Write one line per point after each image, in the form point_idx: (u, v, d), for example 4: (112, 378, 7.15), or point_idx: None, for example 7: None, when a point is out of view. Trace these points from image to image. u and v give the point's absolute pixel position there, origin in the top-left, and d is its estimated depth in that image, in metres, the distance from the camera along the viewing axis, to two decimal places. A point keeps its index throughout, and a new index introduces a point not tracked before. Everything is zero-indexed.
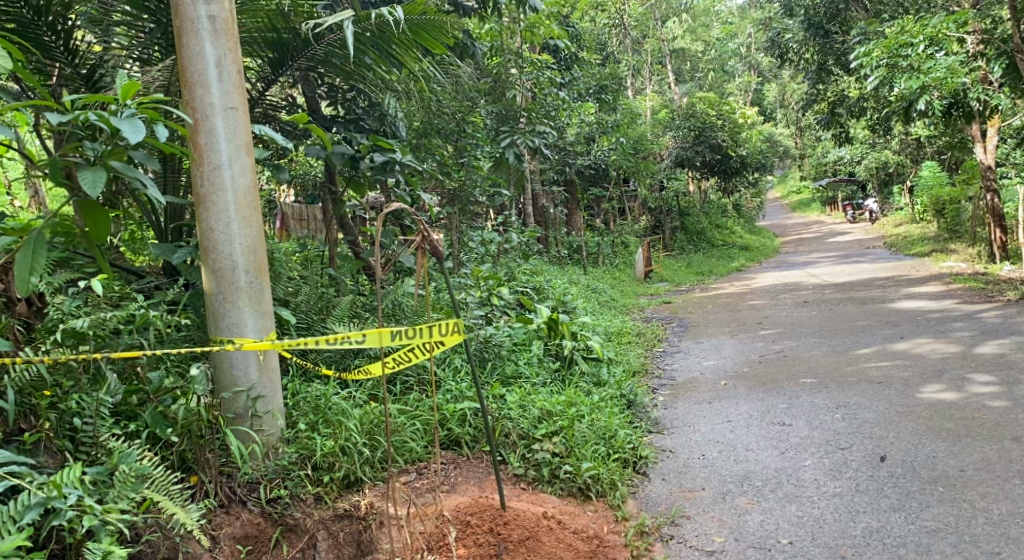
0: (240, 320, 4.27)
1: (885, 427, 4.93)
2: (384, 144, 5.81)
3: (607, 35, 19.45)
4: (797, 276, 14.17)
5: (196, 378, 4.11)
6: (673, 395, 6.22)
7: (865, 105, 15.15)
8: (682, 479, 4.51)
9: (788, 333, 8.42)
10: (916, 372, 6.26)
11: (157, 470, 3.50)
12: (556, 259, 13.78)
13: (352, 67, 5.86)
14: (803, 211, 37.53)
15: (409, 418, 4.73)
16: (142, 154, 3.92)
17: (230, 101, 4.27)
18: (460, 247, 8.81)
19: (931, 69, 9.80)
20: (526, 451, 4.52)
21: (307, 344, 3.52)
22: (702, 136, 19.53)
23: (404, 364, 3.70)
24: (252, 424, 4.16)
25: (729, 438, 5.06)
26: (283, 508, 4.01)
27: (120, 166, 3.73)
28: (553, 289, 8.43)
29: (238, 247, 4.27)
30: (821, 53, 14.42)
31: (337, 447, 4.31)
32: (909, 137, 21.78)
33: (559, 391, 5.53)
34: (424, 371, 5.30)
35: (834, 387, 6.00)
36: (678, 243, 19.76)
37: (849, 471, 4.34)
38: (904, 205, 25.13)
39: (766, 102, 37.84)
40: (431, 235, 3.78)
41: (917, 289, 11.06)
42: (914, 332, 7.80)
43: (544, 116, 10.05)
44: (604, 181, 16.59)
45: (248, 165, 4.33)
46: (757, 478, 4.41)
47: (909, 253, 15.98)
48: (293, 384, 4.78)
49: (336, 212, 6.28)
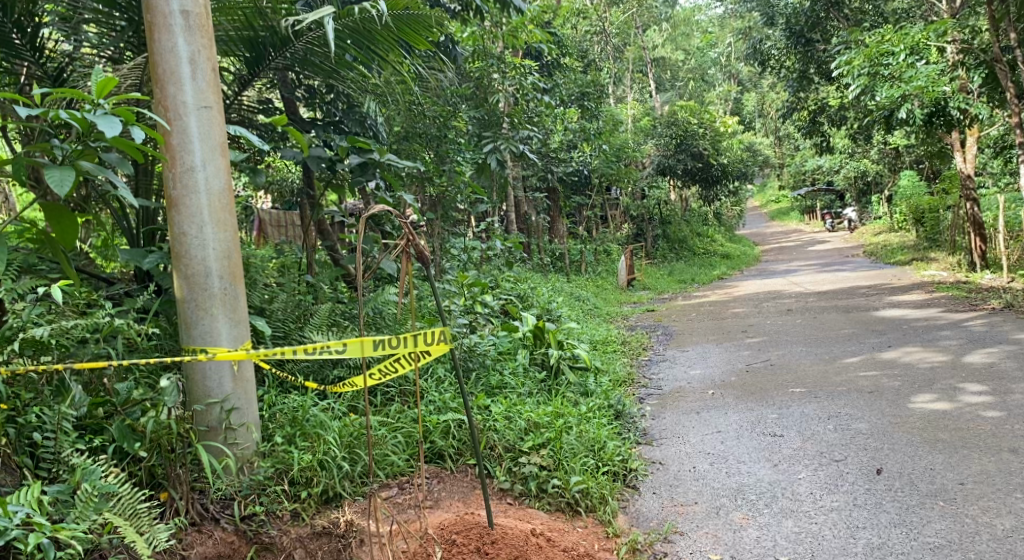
0: (214, 328, 4.08)
1: (879, 438, 4.83)
2: (363, 144, 5.61)
3: (588, 43, 19.39)
4: (779, 284, 14.12)
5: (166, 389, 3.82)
6: (661, 405, 6.09)
7: (846, 114, 15.15)
8: (674, 493, 4.37)
9: (775, 342, 8.32)
10: (906, 381, 6.16)
11: (122, 489, 3.30)
12: (539, 266, 13.65)
13: (333, 66, 5.69)
14: (782, 219, 37.68)
15: (391, 430, 4.57)
16: (115, 157, 3.72)
17: (204, 100, 4.09)
18: (442, 254, 8.65)
19: (912, 77, 9.77)
20: (512, 464, 4.37)
21: (284, 355, 3.33)
22: (684, 144, 19.51)
23: (391, 375, 3.53)
24: (226, 437, 3.98)
25: (720, 449, 4.93)
26: (258, 525, 3.84)
27: (90, 167, 3.52)
28: (538, 297, 8.28)
29: (212, 252, 4.09)
30: (802, 62, 14.40)
31: (315, 461, 4.14)
32: (887, 147, 21.89)
33: (545, 402, 5.38)
34: (406, 381, 5.14)
35: (824, 397, 5.89)
36: (660, 251, 19.69)
37: (845, 484, 4.22)
38: (882, 214, 25.23)
39: (745, 112, 38.00)
40: (418, 241, 3.62)
41: (901, 297, 11.02)
42: (901, 340, 7.72)
43: (526, 121, 9.93)
44: (586, 189, 16.50)
45: (222, 167, 4.15)
46: (751, 491, 4.27)
47: (889, 261, 15.98)
48: (270, 395, 4.61)
49: (315, 217, 6.10)
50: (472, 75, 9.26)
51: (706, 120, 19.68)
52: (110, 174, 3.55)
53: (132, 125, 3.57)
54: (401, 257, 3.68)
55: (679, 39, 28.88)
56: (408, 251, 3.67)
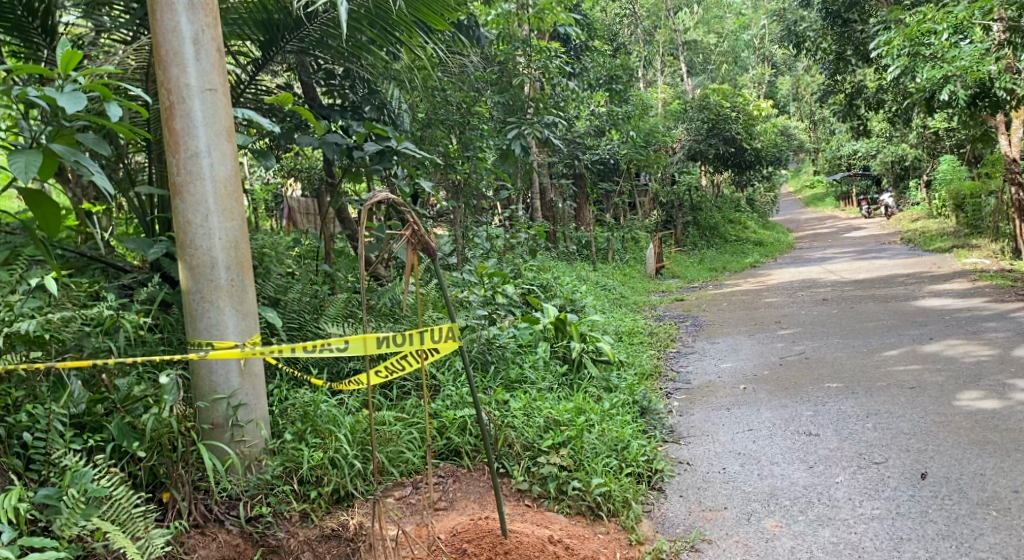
0: (220, 321, 3.91)
1: (923, 439, 4.55)
2: (381, 132, 5.41)
3: (618, 25, 19.03)
4: (813, 273, 13.74)
5: (166, 386, 3.66)
6: (689, 400, 5.85)
7: (884, 97, 14.70)
8: (702, 496, 4.13)
9: (809, 333, 8.03)
10: (950, 377, 5.85)
11: (116, 492, 3.19)
12: (564, 255, 13.39)
13: (348, 49, 5.48)
14: (817, 205, 37.03)
15: (406, 426, 4.39)
16: (94, 137, 3.48)
17: (208, 83, 3.91)
18: (464, 243, 8.43)
19: (955, 58, 9.44)
20: (530, 465, 4.17)
21: (283, 353, 3.12)
22: (716, 129, 19.06)
23: (398, 372, 3.36)
24: (232, 435, 3.81)
25: (751, 449, 4.69)
26: (265, 528, 3.67)
27: (61, 150, 3.29)
28: (562, 286, 8.06)
29: (218, 241, 3.91)
30: (840, 43, 13.94)
31: (325, 460, 3.96)
32: (928, 131, 21.29)
33: (566, 397, 5.16)
34: (422, 375, 4.94)
35: (863, 392, 5.62)
36: (690, 238, 19.35)
37: (887, 490, 3.95)
38: (920, 200, 24.60)
39: (779, 95, 37.30)
40: (421, 228, 3.31)
41: (942, 286, 10.62)
42: (943, 333, 7.39)
43: (552, 105, 9.68)
44: (615, 175, 16.20)
45: (228, 153, 3.97)
46: (785, 496, 4.02)
47: (928, 249, 15.50)
48: (281, 389, 4.42)
49: (332, 205, 5.93)
50: (496, 58, 9.02)
51: (739, 103, 19.21)
52: (84, 156, 3.33)
53: (110, 103, 3.39)
54: (404, 247, 3.37)
55: (711, 23, 28.44)
56: (413, 242, 3.36)
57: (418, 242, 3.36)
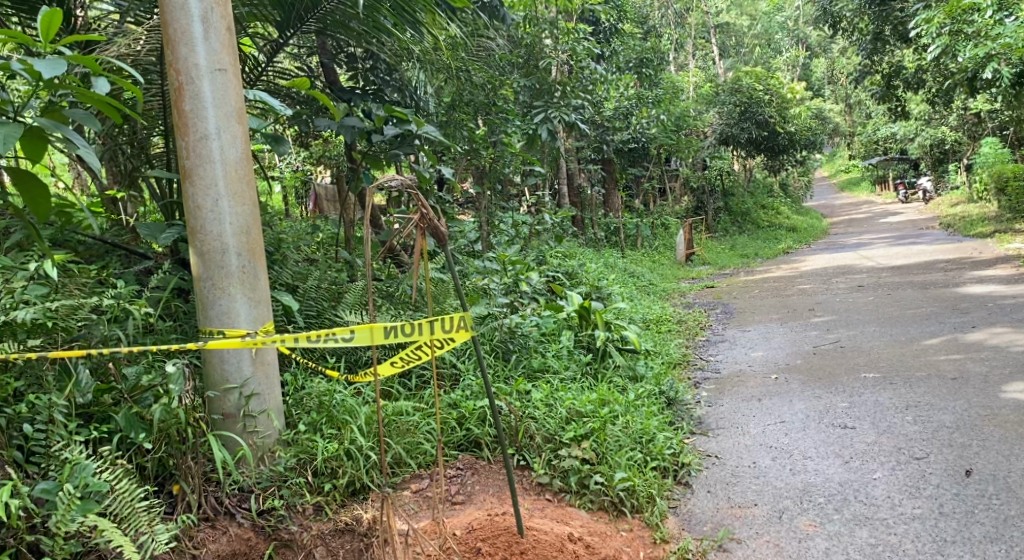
0: (231, 309, 3.79)
1: (966, 434, 4.34)
2: (400, 116, 5.22)
3: (649, 8, 18.70)
4: (849, 259, 13.43)
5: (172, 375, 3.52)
6: (718, 390, 5.68)
7: (924, 77, 14.26)
8: (730, 492, 3.96)
9: (844, 321, 7.78)
10: (994, 367, 5.62)
11: (120, 484, 3.13)
12: (592, 241, 13.21)
13: (366, 29, 5.31)
14: (852, 191, 36.40)
15: (424, 416, 4.27)
16: (82, 112, 3.37)
17: (218, 62, 3.77)
18: (489, 230, 8.31)
19: (999, 35, 9.05)
20: (552, 457, 4.03)
21: (285, 343, 2.98)
22: (748, 112, 18.66)
23: (414, 362, 3.21)
24: (244, 425, 3.71)
25: (784, 443, 4.50)
26: (278, 521, 3.56)
27: (45, 124, 3.17)
28: (588, 273, 7.92)
29: (229, 227, 3.79)
30: (878, 22, 13.52)
31: (340, 450, 3.84)
32: (969, 113, 20.71)
33: (590, 387, 5.01)
34: (442, 364, 4.80)
35: (901, 383, 5.40)
36: (721, 224, 19.04)
37: (929, 488, 3.75)
38: (960, 184, 24.00)
39: (814, 78, 36.65)
40: (429, 212, 3.14)
41: (984, 272, 10.27)
42: (987, 321, 7.11)
43: (580, 88, 9.48)
44: (645, 160, 15.96)
45: (239, 135, 3.84)
46: (819, 493, 3.84)
47: (969, 234, 15.07)
48: (297, 378, 4.30)
49: (352, 190, 5.80)
50: (522, 40, 8.82)
51: (772, 85, 18.80)
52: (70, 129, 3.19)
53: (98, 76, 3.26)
54: (414, 234, 3.20)
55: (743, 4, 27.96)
56: (424, 228, 3.19)
57: (429, 228, 3.19)
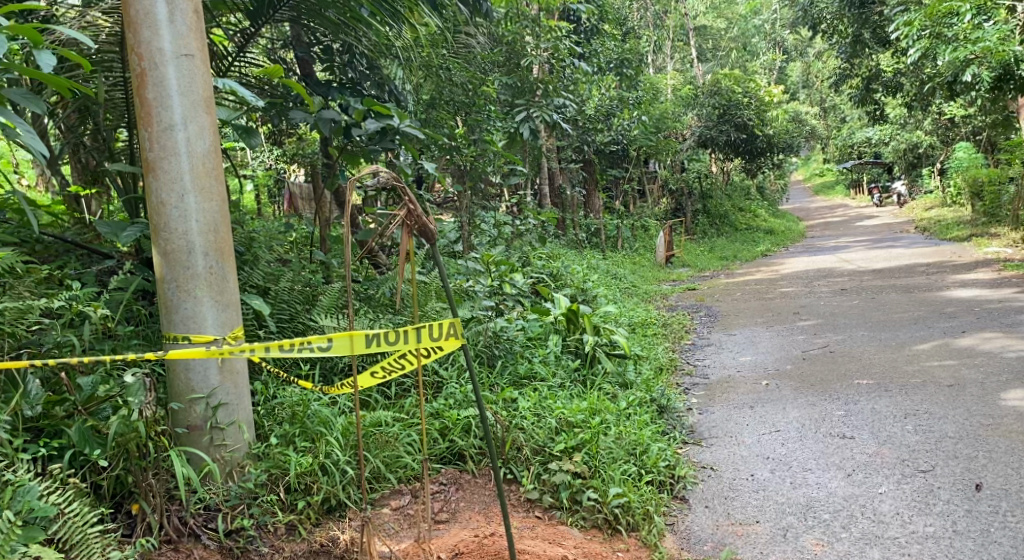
0: (198, 313, 3.52)
1: (970, 444, 4.18)
2: (381, 109, 4.94)
3: (628, 9, 18.55)
4: (828, 261, 13.35)
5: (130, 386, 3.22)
6: (708, 397, 5.48)
7: (903, 81, 14.19)
8: (730, 507, 3.76)
9: (831, 324, 7.64)
10: (989, 373, 5.47)
11: (70, 508, 2.92)
12: (573, 242, 13.00)
13: (343, 20, 5.08)
14: (827, 194, 36.55)
15: (405, 427, 4.04)
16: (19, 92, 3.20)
17: (185, 47, 3.50)
18: (470, 230, 8.07)
19: (979, 39, 8.88)
20: (541, 471, 3.83)
21: (253, 352, 2.71)
22: (727, 115, 18.57)
23: (396, 372, 2.97)
24: (211, 439, 3.44)
25: (781, 454, 4.30)
26: (246, 542, 3.30)
27: None
28: (572, 275, 7.70)
29: (196, 225, 3.52)
30: (857, 26, 13.42)
31: (315, 465, 3.58)
32: (944, 118, 20.78)
33: (579, 395, 4.79)
34: (423, 371, 4.56)
35: (897, 389, 5.23)
36: (700, 226, 18.92)
37: (939, 504, 3.58)
38: (934, 188, 24.11)
39: (789, 82, 36.78)
40: (417, 209, 2.90)
41: (967, 276, 10.18)
42: (977, 325, 6.99)
43: (561, 88, 9.30)
44: (624, 161, 15.80)
45: (207, 126, 3.57)
46: (823, 509, 3.65)
47: (945, 238, 15.06)
48: (268, 386, 4.03)
49: (328, 187, 5.54)
50: (503, 38, 8.60)
51: (750, 88, 18.68)
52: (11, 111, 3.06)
53: (42, 50, 3.15)
54: (399, 232, 2.95)
55: (721, 6, 27.88)
56: (410, 226, 2.95)
57: (416, 227, 2.95)
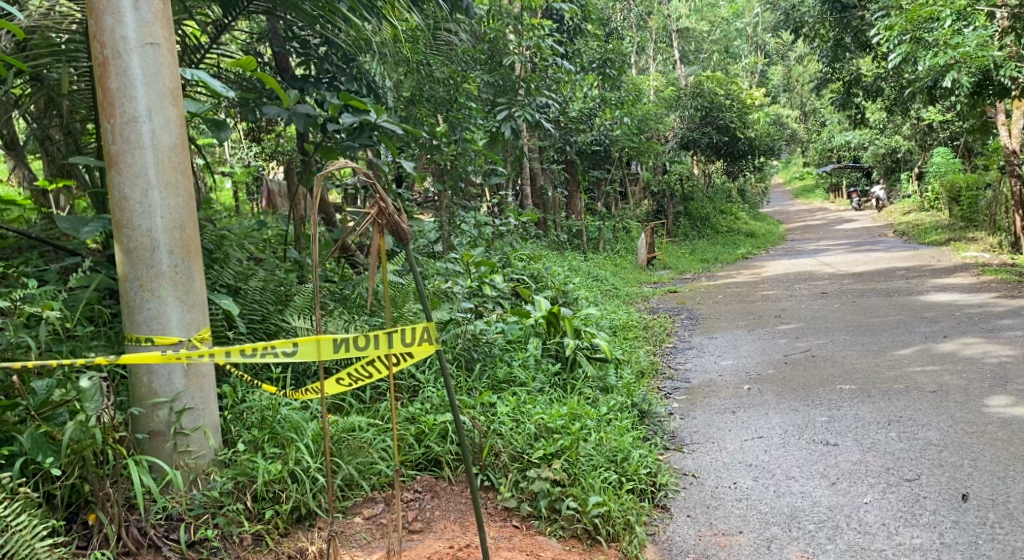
0: (161, 313, 3.37)
1: (954, 452, 4.12)
2: (358, 104, 4.80)
3: (611, 10, 18.48)
4: (808, 265, 13.32)
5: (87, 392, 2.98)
6: (690, 401, 5.40)
7: (884, 85, 14.18)
8: (712, 517, 3.67)
9: (813, 328, 7.59)
10: (972, 380, 5.41)
11: (17, 521, 2.78)
12: (555, 244, 12.92)
13: (319, 12, 4.94)
14: (807, 197, 36.72)
15: (379, 432, 3.92)
16: None
17: (150, 36, 3.35)
18: (450, 230, 7.95)
19: (959, 44, 8.70)
20: (520, 478, 3.72)
21: (210, 357, 2.56)
22: (709, 117, 18.53)
23: (365, 380, 2.87)
24: (175, 445, 3.29)
25: (764, 461, 4.21)
26: (210, 554, 3.16)
27: None
28: (553, 276, 7.58)
29: (160, 220, 3.37)
30: (839, 29, 13.36)
31: (284, 472, 3.45)
32: (923, 123, 20.86)
33: (559, 400, 4.68)
34: (397, 374, 4.44)
35: (880, 395, 5.17)
36: (681, 229, 18.89)
37: (926, 515, 3.50)
38: (912, 193, 24.23)
39: (770, 85, 36.85)
40: (389, 207, 2.74)
41: (946, 280, 10.17)
42: (958, 330, 6.94)
43: (543, 88, 9.19)
44: (606, 162, 15.73)
45: (173, 118, 3.42)
46: (808, 519, 3.57)
47: (923, 242, 15.07)
48: (237, 390, 3.89)
49: (304, 184, 5.40)
50: (486, 36, 8.58)
51: (732, 91, 18.67)
52: None
53: None
54: (370, 230, 2.80)
55: (704, 9, 27.88)
56: (382, 224, 2.79)
57: (388, 225, 2.79)
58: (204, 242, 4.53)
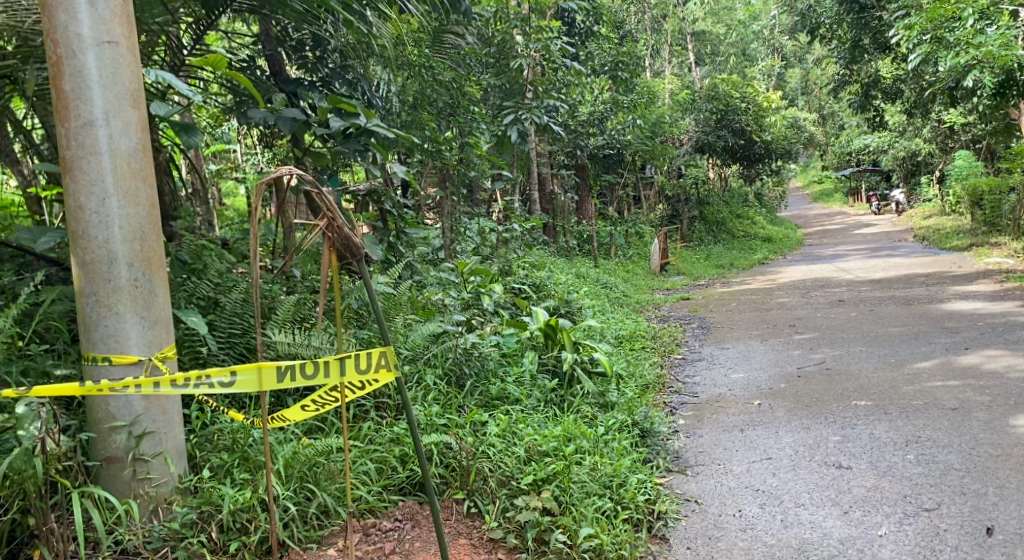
0: (120, 330, 3.15)
1: (977, 478, 3.83)
2: (346, 106, 4.53)
3: (624, 12, 18.13)
4: (825, 271, 12.97)
5: (22, 416, 2.84)
6: (696, 418, 5.12)
7: (903, 87, 13.80)
8: (713, 550, 3.41)
9: (829, 338, 7.27)
10: (996, 397, 5.09)
11: None
12: (563, 250, 12.65)
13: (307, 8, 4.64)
14: (825, 202, 36.16)
15: (360, 455, 3.68)
16: None
17: (108, 33, 3.13)
18: (452, 237, 7.69)
19: (982, 43, 8.37)
20: (507, 506, 3.48)
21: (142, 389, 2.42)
22: (725, 120, 18.13)
23: (328, 406, 2.76)
24: (134, 472, 3.07)
25: (772, 486, 3.93)
26: None
27: None
28: (556, 285, 7.32)
29: (118, 230, 3.15)
30: (856, 30, 12.97)
31: (254, 500, 3.20)
32: (944, 125, 20.40)
33: (553, 419, 4.42)
34: (381, 391, 4.20)
35: (898, 412, 4.87)
36: (696, 233, 18.55)
37: (945, 552, 3.24)
38: (932, 196, 23.75)
39: (786, 89, 36.35)
40: (339, 219, 2.56)
41: (968, 288, 9.81)
42: (981, 342, 6.61)
43: (549, 90, 8.88)
44: (618, 166, 15.40)
45: (134, 122, 3.20)
46: (817, 555, 3.31)
47: (944, 247, 14.70)
48: (208, 410, 3.67)
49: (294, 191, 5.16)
50: (492, 38, 8.28)
51: (748, 93, 18.28)
52: None
53: None
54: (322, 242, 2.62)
55: (720, 11, 27.43)
56: (332, 235, 2.62)
57: (339, 235, 2.61)
58: (181, 252, 4.29)
